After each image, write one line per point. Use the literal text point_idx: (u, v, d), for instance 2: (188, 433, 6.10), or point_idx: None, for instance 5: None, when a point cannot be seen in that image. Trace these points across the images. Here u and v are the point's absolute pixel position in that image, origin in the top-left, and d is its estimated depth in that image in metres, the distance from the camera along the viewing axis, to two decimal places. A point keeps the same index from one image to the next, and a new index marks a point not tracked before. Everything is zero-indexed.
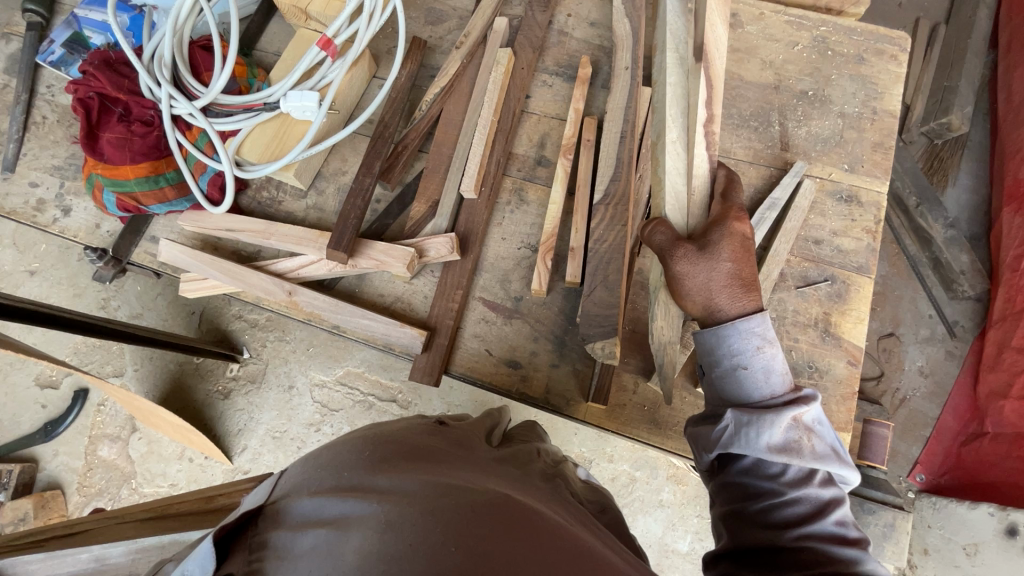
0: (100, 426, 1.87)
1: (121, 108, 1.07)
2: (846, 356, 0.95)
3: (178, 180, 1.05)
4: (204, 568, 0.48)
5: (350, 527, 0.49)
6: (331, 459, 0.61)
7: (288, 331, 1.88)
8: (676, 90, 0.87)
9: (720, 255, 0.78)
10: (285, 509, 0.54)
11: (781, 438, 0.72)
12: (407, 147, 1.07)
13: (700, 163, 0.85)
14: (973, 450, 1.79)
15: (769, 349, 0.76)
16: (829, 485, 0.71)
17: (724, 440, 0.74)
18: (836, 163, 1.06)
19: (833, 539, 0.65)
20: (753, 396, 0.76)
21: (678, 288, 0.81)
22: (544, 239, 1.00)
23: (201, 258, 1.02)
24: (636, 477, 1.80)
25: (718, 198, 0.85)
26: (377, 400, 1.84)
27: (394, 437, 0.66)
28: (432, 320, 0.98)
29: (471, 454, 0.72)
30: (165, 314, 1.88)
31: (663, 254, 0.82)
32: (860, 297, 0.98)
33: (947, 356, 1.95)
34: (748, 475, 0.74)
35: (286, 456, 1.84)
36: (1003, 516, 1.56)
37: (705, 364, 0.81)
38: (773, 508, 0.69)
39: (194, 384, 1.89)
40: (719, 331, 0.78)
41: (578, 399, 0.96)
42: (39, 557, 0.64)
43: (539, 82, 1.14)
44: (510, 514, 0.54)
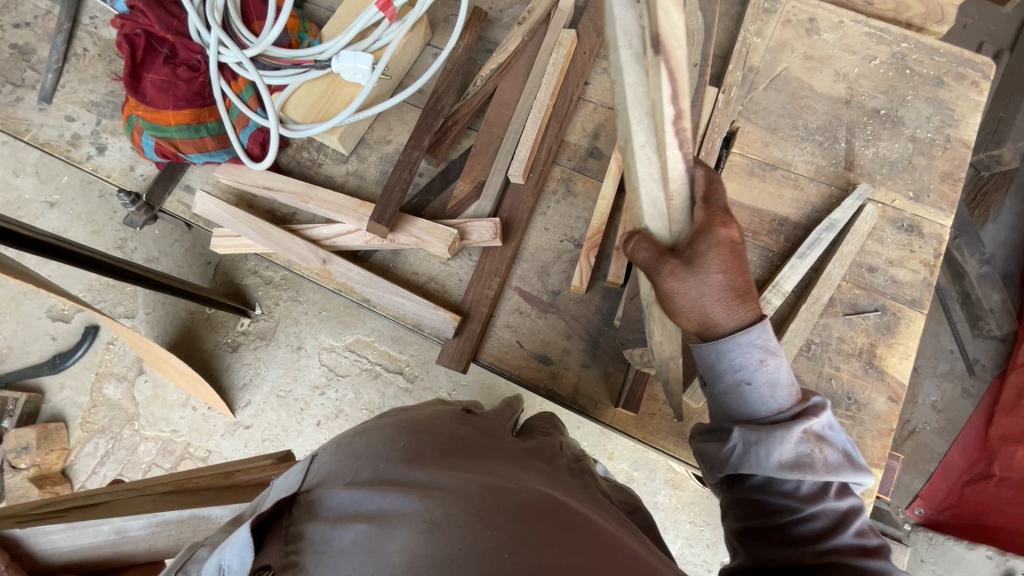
0: (108, 365, 1.87)
1: (167, 50, 1.03)
2: (887, 392, 0.92)
3: (219, 131, 1.01)
4: (242, 558, 0.48)
5: (393, 525, 0.48)
6: (363, 447, 0.60)
7: (302, 293, 1.87)
8: (636, 92, 0.57)
9: (710, 269, 0.67)
10: (322, 500, 0.54)
11: (792, 453, 0.69)
12: (457, 123, 1.03)
13: (676, 166, 0.63)
14: (978, 491, 1.79)
15: (770, 363, 0.70)
16: (846, 495, 0.68)
17: (734, 460, 0.71)
18: (901, 190, 1.01)
19: (855, 551, 0.63)
20: (760, 411, 0.72)
21: (668, 305, 0.71)
22: (590, 234, 0.96)
23: (236, 215, 0.99)
24: (633, 476, 1.80)
25: (701, 201, 0.69)
26: (384, 370, 1.83)
27: (427, 425, 0.65)
28: (466, 305, 0.96)
29: (502, 445, 0.71)
30: (182, 262, 1.87)
31: (648, 273, 0.69)
32: (909, 331, 0.94)
33: (963, 394, 1.92)
34: (762, 492, 0.71)
35: (289, 416, 1.84)
36: (1001, 561, 1.62)
37: (706, 376, 0.75)
38: (790, 525, 0.67)
39: (204, 334, 1.89)
40: (720, 345, 0.71)
41: (606, 403, 0.93)
42: (61, 527, 0.63)
43: (598, 69, 1.09)
44: (557, 515, 0.52)
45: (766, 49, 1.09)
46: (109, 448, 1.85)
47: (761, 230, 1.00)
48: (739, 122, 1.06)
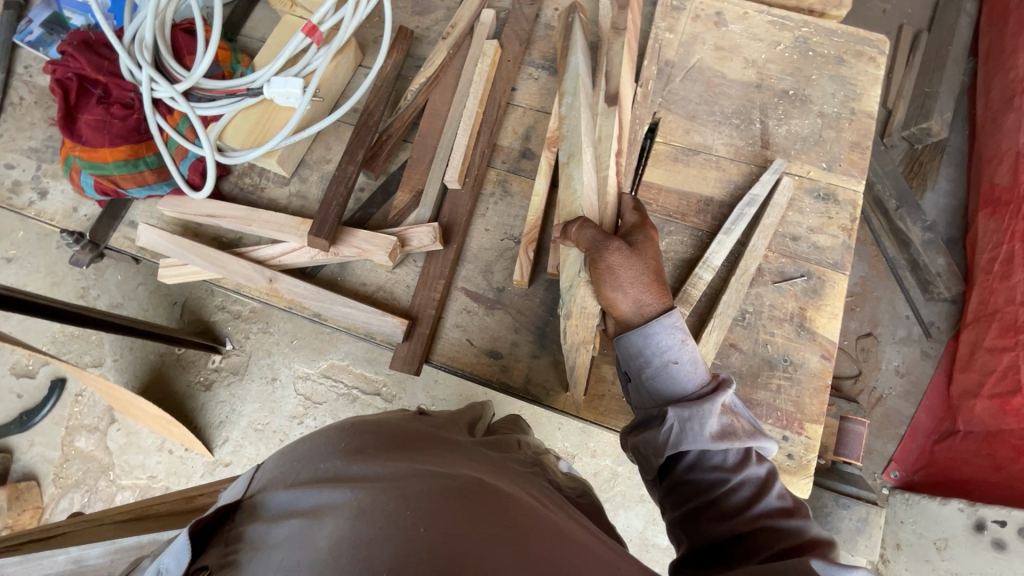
0: (78, 417, 1.84)
1: (101, 91, 1.05)
2: (820, 350, 0.97)
3: (158, 164, 1.03)
4: (180, 560, 0.49)
5: (323, 515, 0.49)
6: (306, 451, 0.62)
7: (272, 322, 1.88)
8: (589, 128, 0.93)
9: (643, 253, 0.81)
10: (262, 503, 0.55)
11: (717, 426, 0.74)
12: (392, 136, 1.07)
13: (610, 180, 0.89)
14: (946, 448, 1.89)
15: (689, 340, 0.80)
16: (764, 460, 0.73)
17: (672, 440, 0.74)
18: (815, 162, 1.08)
19: (780, 513, 0.67)
20: (687, 388, 0.78)
21: (610, 282, 0.80)
22: (527, 230, 0.99)
23: (181, 243, 1.00)
24: (618, 472, 1.96)
25: (628, 213, 0.88)
26: (361, 393, 1.84)
27: (373, 427, 0.67)
28: (414, 309, 0.98)
29: (451, 441, 0.72)
30: (146, 304, 1.87)
31: (598, 248, 0.80)
32: (834, 292, 1.00)
33: (923, 356, 2.05)
34: (695, 470, 0.74)
35: (268, 448, 1.83)
36: (972, 511, 1.64)
37: (636, 365, 0.81)
38: (722, 497, 0.70)
39: (175, 375, 1.88)
40: (645, 330, 0.80)
41: (557, 390, 0.96)
42: (14, 560, 0.64)
43: (525, 75, 1.15)
44: (484, 497, 0.54)
45: (679, 44, 1.16)
46: (85, 502, 1.81)
47: (690, 212, 1.06)
48: (659, 113, 1.12)
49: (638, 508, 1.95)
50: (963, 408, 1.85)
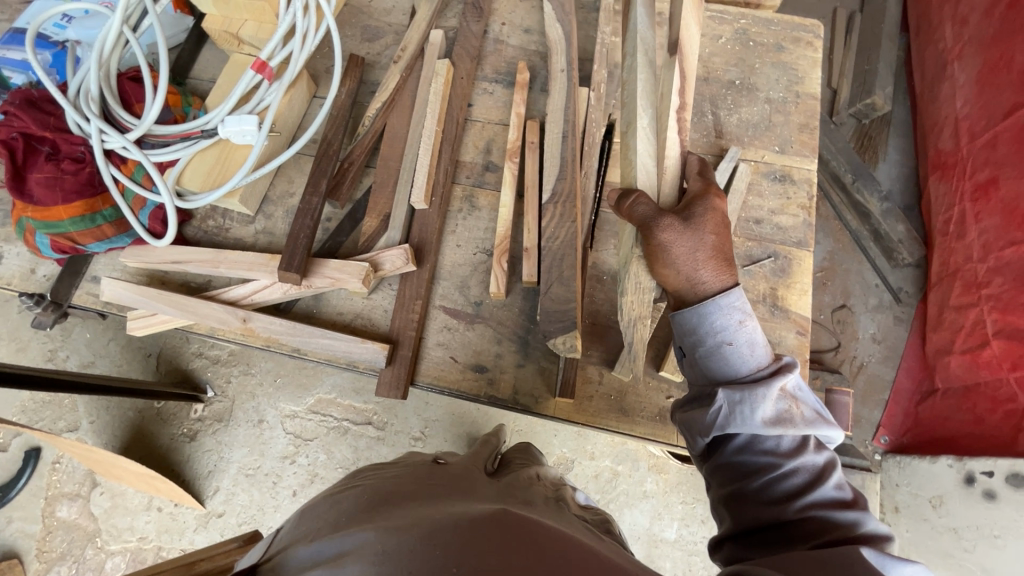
0: (58, 485, 1.77)
1: (49, 148, 1.01)
2: (795, 326, 1.00)
3: (116, 217, 1.01)
4: None
5: (345, 562, 0.48)
6: (326, 512, 0.61)
7: (253, 364, 1.87)
8: (645, 86, 0.86)
9: (703, 228, 0.78)
10: (282, 563, 0.53)
11: (773, 411, 0.72)
12: (354, 163, 1.07)
13: (672, 146, 0.82)
14: (930, 407, 1.95)
15: (748, 322, 0.77)
16: (823, 449, 0.72)
17: (720, 422, 0.74)
18: (768, 146, 1.11)
19: (833, 504, 0.67)
20: (741, 371, 0.76)
21: (662, 260, 0.78)
22: (498, 242, 1.01)
23: (147, 293, 0.97)
24: (618, 471, 1.99)
25: (695, 178, 0.84)
26: (352, 425, 1.84)
27: (389, 484, 0.66)
28: (394, 333, 0.98)
29: (477, 487, 0.72)
30: (120, 359, 1.82)
31: (648, 225, 0.77)
32: (801, 269, 1.03)
33: (896, 321, 2.13)
34: (745, 453, 0.74)
35: (262, 493, 1.79)
36: (960, 465, 1.69)
37: (688, 344, 0.80)
38: (773, 483, 0.70)
39: (157, 430, 1.83)
40: (701, 309, 0.78)
41: (546, 396, 0.96)
42: None
43: (479, 90, 1.17)
44: (514, 529, 0.53)
45: None
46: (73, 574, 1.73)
47: None
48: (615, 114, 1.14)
49: (643, 505, 1.97)
50: (939, 366, 1.94)
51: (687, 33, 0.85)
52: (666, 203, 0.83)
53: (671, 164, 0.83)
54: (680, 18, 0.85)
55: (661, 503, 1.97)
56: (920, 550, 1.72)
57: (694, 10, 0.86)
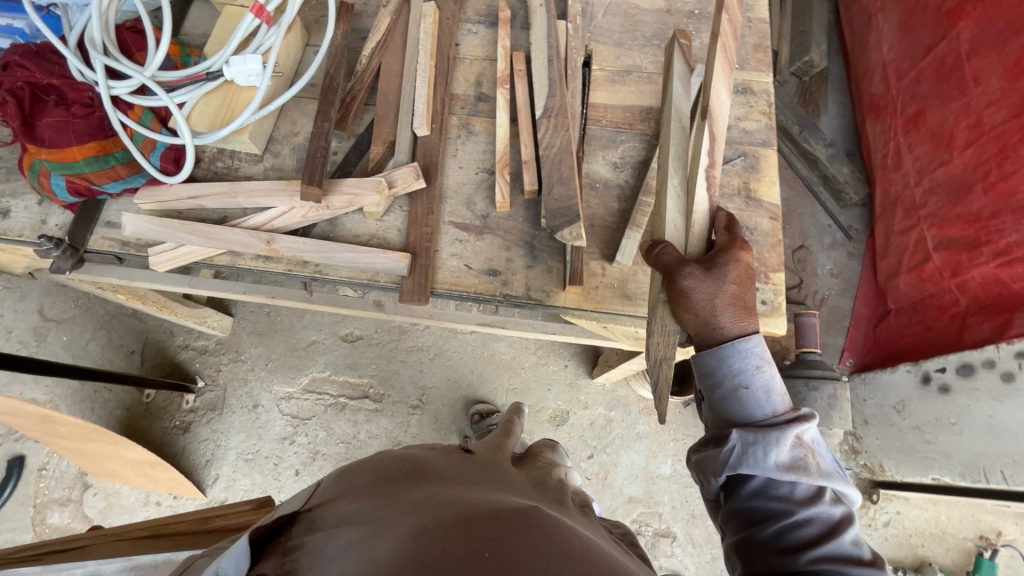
0: (48, 492, 1.71)
1: (55, 96, 1.04)
2: (768, 213, 1.12)
3: (128, 158, 1.05)
4: (238, 566, 0.54)
5: (382, 532, 0.52)
6: (366, 472, 0.64)
7: (243, 351, 2.05)
8: (676, 152, 0.97)
9: (725, 277, 0.82)
10: (322, 513, 0.58)
11: (787, 457, 0.77)
12: (356, 98, 1.14)
13: (700, 200, 0.90)
14: (885, 327, 2.13)
15: (766, 367, 0.82)
16: (837, 502, 0.77)
17: (733, 461, 0.79)
18: (729, 65, 1.25)
19: (844, 555, 0.72)
20: (757, 413, 0.81)
21: (683, 304, 0.83)
22: (499, 157, 1.10)
23: (171, 224, 1.01)
24: (612, 417, 2.10)
25: (723, 232, 0.89)
26: (349, 400, 2.03)
27: (418, 463, 0.67)
28: (410, 246, 1.05)
29: (511, 480, 0.74)
30: (103, 357, 1.80)
31: (671, 273, 0.83)
32: (768, 165, 1.16)
33: (849, 256, 2.33)
34: (759, 497, 0.78)
35: (262, 474, 1.94)
36: (916, 368, 1.84)
37: (708, 384, 0.85)
38: (786, 530, 0.75)
39: (149, 425, 1.95)
40: (720, 352, 0.83)
41: (556, 290, 1.05)
42: (36, 570, 0.79)
43: (465, 31, 1.25)
44: (542, 523, 0.54)
45: None
46: None
47: (635, 121, 1.19)
48: (591, 46, 1.25)
49: (637, 445, 2.08)
50: (890, 289, 2.11)
51: (717, 98, 0.94)
52: (695, 254, 0.89)
53: (696, 219, 0.89)
54: (711, 86, 0.93)
55: (654, 442, 2.09)
56: (887, 452, 1.95)
57: (725, 79, 0.94)
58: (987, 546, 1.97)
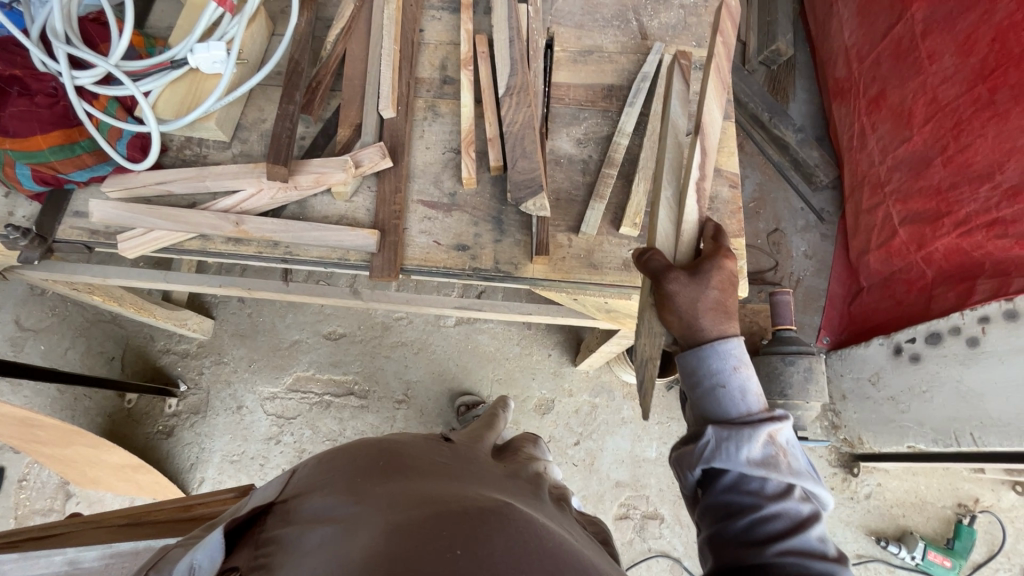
0: (29, 503, 1.66)
1: (18, 87, 1.05)
2: (728, 182, 1.16)
3: (94, 147, 1.06)
4: (213, 558, 0.50)
5: (356, 526, 0.47)
6: (344, 460, 0.60)
7: (225, 353, 2.04)
8: (671, 164, 0.94)
9: (708, 282, 0.77)
10: (295, 508, 0.54)
11: (760, 452, 0.69)
12: (322, 84, 1.16)
13: (691, 213, 0.88)
14: (859, 304, 2.16)
15: (746, 366, 0.74)
16: (808, 500, 0.69)
17: (705, 455, 0.71)
18: (686, 42, 1.28)
19: (812, 554, 0.64)
20: (733, 412, 0.73)
21: (667, 309, 0.78)
22: (464, 136, 1.13)
23: (138, 209, 1.02)
24: (596, 404, 2.12)
25: (710, 240, 0.85)
26: (333, 397, 2.03)
27: (398, 447, 0.63)
28: (379, 224, 1.07)
29: (488, 470, 0.71)
30: (81, 363, 1.78)
31: (657, 277, 0.79)
32: (727, 137, 1.20)
33: (822, 237, 2.38)
34: (730, 493, 0.70)
35: (248, 475, 1.93)
36: (889, 340, 1.88)
37: (685, 387, 0.78)
38: (754, 526, 0.67)
39: (132, 431, 1.93)
40: (700, 352, 0.75)
41: (525, 263, 1.08)
42: (14, 557, 0.77)
43: (429, 18, 1.28)
44: (518, 521, 0.50)
45: None
46: None
47: (597, 99, 1.22)
48: (553, 29, 1.28)
49: (623, 430, 2.10)
50: (862, 267, 2.16)
51: (710, 115, 0.93)
52: (683, 263, 0.85)
53: (685, 228, 0.87)
54: (706, 104, 0.93)
55: (640, 427, 2.11)
56: (865, 424, 1.98)
57: (718, 99, 0.95)
58: (967, 513, 2.01)
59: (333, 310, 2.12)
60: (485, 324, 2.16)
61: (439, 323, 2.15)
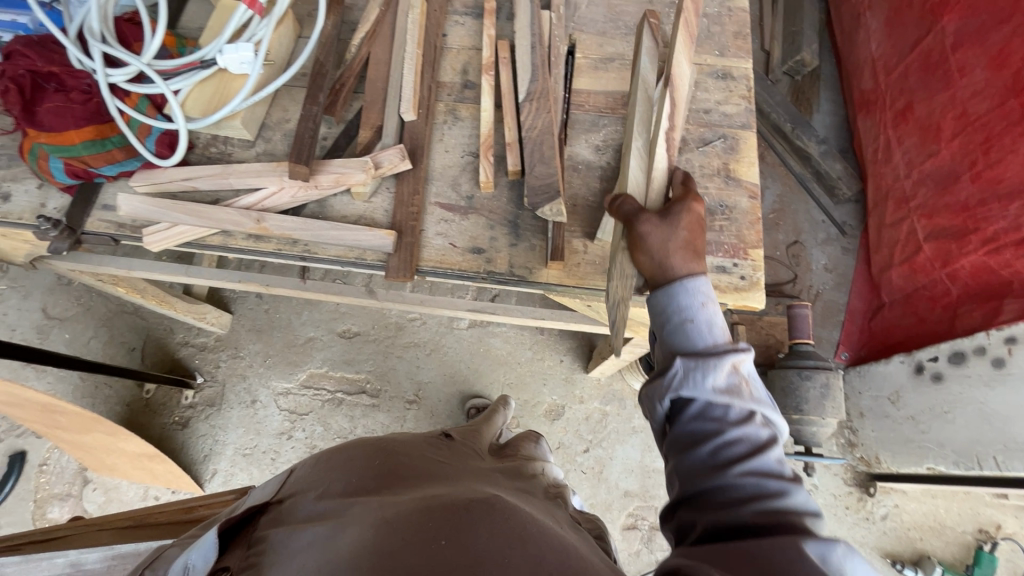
0: (47, 487, 1.70)
1: (55, 83, 1.08)
2: (747, 192, 1.14)
3: (124, 143, 1.09)
4: (209, 557, 0.55)
5: (346, 523, 0.52)
6: (339, 463, 0.65)
7: (241, 347, 2.07)
8: (643, 119, 1.00)
9: (678, 222, 0.84)
10: (289, 511, 0.59)
11: (724, 381, 0.74)
12: (345, 86, 1.18)
13: (660, 162, 0.93)
14: (879, 320, 2.13)
15: (710, 303, 0.80)
16: (767, 425, 0.74)
17: (673, 385, 0.75)
18: (709, 51, 1.28)
19: (769, 474, 0.69)
20: (700, 345, 0.77)
21: (639, 249, 0.85)
22: (483, 140, 1.13)
23: (164, 204, 1.05)
24: (607, 412, 2.11)
25: (679, 186, 0.92)
26: (345, 395, 2.05)
27: (387, 449, 0.69)
28: (396, 225, 1.08)
29: (474, 466, 0.77)
30: (103, 352, 1.82)
31: (629, 220, 0.87)
32: (747, 147, 1.19)
33: (843, 250, 2.34)
34: (696, 421, 0.74)
35: (259, 469, 1.96)
36: (910, 358, 1.84)
37: (655, 325, 0.83)
38: (717, 450, 0.71)
39: (149, 420, 1.97)
40: (669, 290, 0.82)
41: (539, 268, 1.08)
42: (15, 561, 0.83)
43: (452, 23, 1.29)
44: (500, 511, 0.55)
45: None
46: None
47: (617, 106, 1.22)
48: (574, 36, 1.29)
49: (633, 439, 2.08)
50: (883, 282, 2.12)
51: (679, 68, 0.94)
52: (653, 207, 0.91)
53: (656, 175, 0.93)
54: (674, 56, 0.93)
55: (650, 437, 2.09)
56: (883, 444, 1.93)
57: (687, 49, 0.94)
58: (988, 539, 1.95)
59: (348, 309, 2.14)
60: (497, 327, 2.17)
61: (452, 325, 2.16)
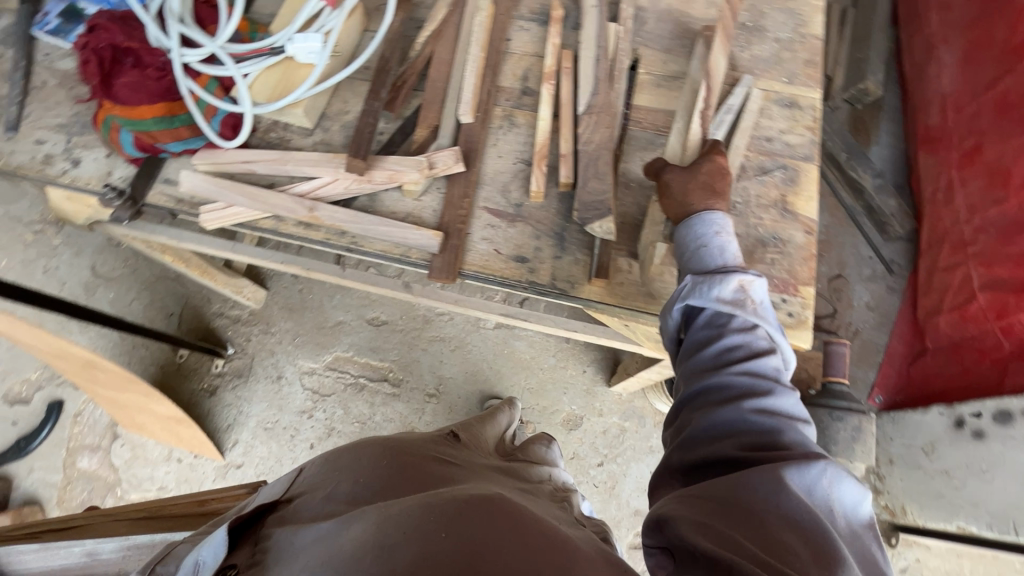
0: (79, 438, 1.78)
1: (132, 58, 1.12)
2: (803, 227, 1.11)
3: (191, 121, 1.12)
4: (217, 553, 0.54)
5: (349, 520, 0.53)
6: (347, 461, 0.67)
7: (273, 324, 2.12)
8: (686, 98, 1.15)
9: (699, 168, 0.96)
10: (296, 510, 0.61)
11: (731, 293, 0.83)
12: (406, 83, 1.19)
13: (695, 131, 1.08)
14: (920, 366, 2.04)
15: (725, 232, 0.89)
16: (770, 339, 0.82)
17: (683, 294, 0.85)
18: (777, 78, 1.24)
19: (764, 376, 0.77)
20: (712, 264, 0.86)
21: (665, 194, 0.97)
22: (537, 149, 1.13)
23: (224, 185, 1.08)
24: (625, 428, 2.08)
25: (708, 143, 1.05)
26: (368, 381, 2.08)
27: (396, 446, 0.71)
28: (443, 226, 1.08)
29: (483, 468, 0.78)
30: (145, 314, 1.89)
31: (658, 171, 1.00)
32: (808, 179, 1.15)
33: (889, 290, 2.25)
34: (703, 328, 0.84)
35: (278, 444, 2.00)
36: (950, 411, 1.77)
37: (676, 253, 0.93)
38: (719, 352, 0.80)
39: (180, 384, 2.03)
40: (689, 222, 0.92)
41: (581, 282, 1.07)
42: (35, 547, 0.89)
43: (517, 28, 1.29)
44: (504, 508, 0.55)
45: None
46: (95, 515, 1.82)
47: None
48: (639, 51, 1.27)
49: (649, 459, 2.05)
50: (929, 328, 2.04)
51: (715, 60, 1.13)
52: (686, 162, 1.05)
53: (691, 139, 1.07)
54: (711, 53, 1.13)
55: None
56: (909, 495, 1.82)
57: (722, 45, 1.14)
58: None
59: (379, 297, 2.17)
60: (524, 330, 2.16)
61: (479, 323, 2.16)
